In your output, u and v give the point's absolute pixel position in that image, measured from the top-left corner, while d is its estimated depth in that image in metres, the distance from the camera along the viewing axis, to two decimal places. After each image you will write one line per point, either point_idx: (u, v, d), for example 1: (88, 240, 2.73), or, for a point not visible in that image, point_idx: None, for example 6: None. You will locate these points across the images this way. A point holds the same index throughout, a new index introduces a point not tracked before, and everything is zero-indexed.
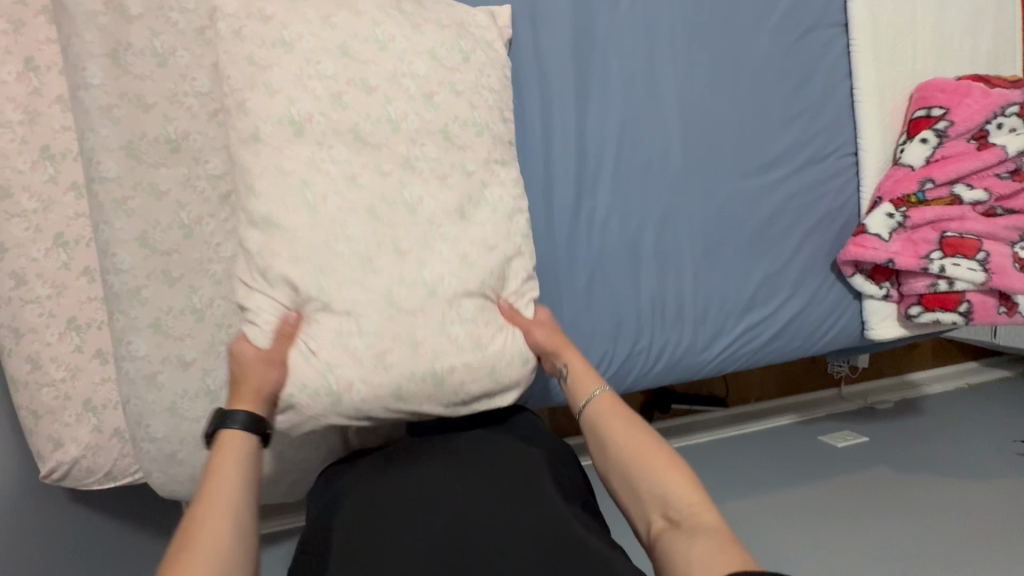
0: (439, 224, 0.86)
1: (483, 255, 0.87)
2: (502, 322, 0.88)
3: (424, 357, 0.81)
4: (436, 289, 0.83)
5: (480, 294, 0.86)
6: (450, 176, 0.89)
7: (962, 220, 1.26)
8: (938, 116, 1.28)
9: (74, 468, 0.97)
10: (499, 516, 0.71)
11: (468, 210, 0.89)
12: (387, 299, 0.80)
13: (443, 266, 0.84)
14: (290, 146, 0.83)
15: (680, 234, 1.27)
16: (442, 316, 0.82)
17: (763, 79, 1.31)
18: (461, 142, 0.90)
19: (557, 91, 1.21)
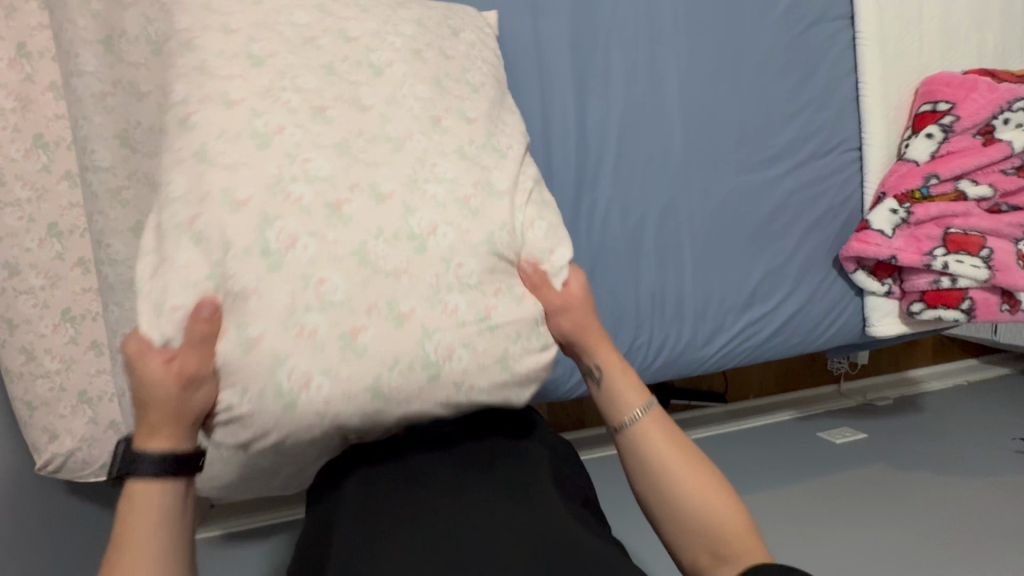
0: (431, 164, 0.71)
1: (484, 202, 0.72)
2: (517, 292, 0.71)
3: (415, 331, 0.64)
4: (425, 244, 0.67)
5: (489, 252, 0.69)
6: (443, 120, 0.75)
7: (966, 217, 1.25)
8: (944, 111, 1.26)
9: (69, 460, 0.96)
10: (500, 518, 0.66)
11: (469, 152, 0.75)
12: (361, 259, 0.64)
13: (435, 215, 0.68)
14: (244, 76, 0.69)
15: (681, 229, 1.26)
16: (435, 277, 0.66)
17: (766, 72, 1.30)
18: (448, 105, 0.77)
19: (558, 83, 1.19)
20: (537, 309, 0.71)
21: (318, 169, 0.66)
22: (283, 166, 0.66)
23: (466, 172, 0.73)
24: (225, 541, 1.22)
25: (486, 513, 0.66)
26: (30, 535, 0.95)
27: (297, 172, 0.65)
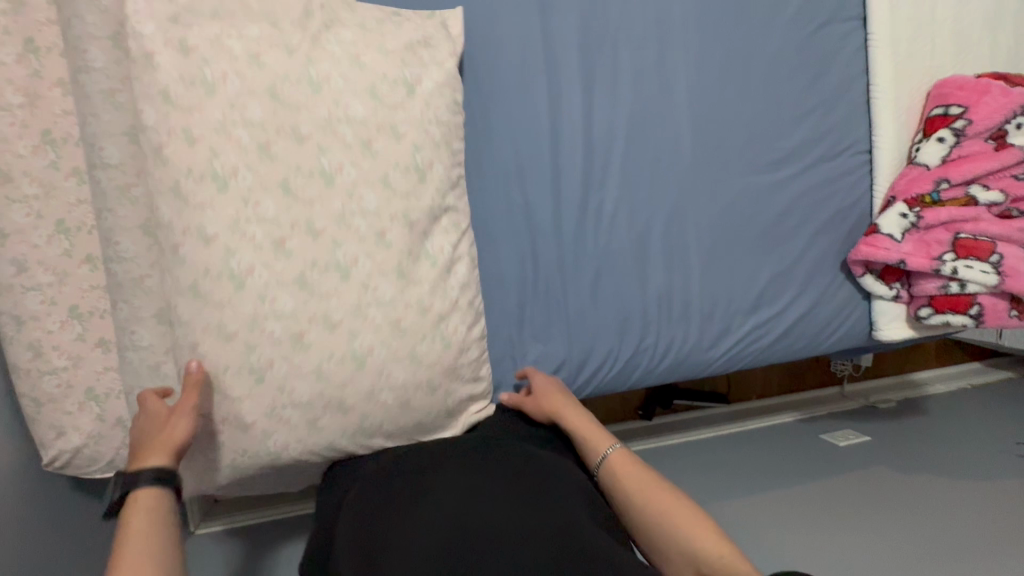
0: (373, 287, 0.88)
1: (414, 321, 0.90)
2: (434, 384, 0.93)
3: (354, 415, 0.89)
4: (365, 360, 0.88)
5: (412, 360, 0.90)
6: (388, 232, 0.90)
7: (976, 221, 1.24)
8: (956, 115, 1.25)
9: (77, 455, 0.97)
10: (516, 521, 0.76)
11: (408, 270, 0.91)
12: (318, 373, 0.86)
13: (373, 336, 0.88)
14: (212, 202, 0.83)
15: (688, 231, 1.25)
16: (371, 383, 0.88)
17: (777, 72, 1.28)
18: (393, 211, 0.90)
19: (566, 83, 1.18)
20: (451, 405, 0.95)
21: (284, 305, 0.85)
22: (258, 305, 0.84)
23: (400, 291, 0.90)
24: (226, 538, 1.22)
25: (504, 518, 0.77)
26: (36, 529, 0.96)
27: (266, 307, 0.84)
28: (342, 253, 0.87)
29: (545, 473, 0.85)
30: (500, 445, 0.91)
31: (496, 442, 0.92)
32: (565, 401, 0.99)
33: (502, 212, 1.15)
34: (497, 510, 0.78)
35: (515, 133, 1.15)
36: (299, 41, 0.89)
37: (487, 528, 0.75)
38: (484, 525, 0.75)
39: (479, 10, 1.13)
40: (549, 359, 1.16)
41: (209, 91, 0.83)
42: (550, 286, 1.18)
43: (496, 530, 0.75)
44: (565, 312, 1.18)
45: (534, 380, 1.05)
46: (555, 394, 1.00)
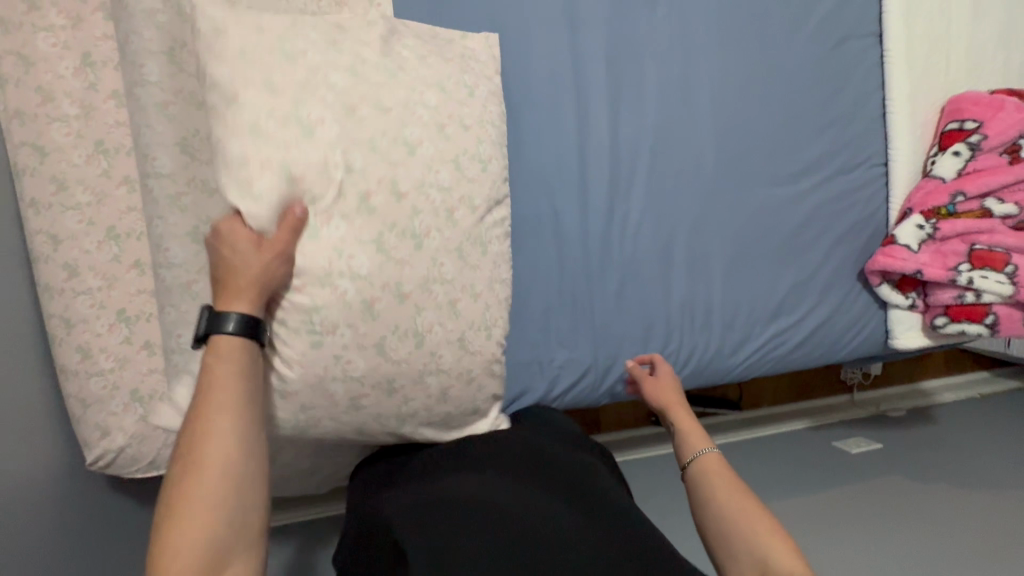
0: (439, 263, 0.90)
1: (468, 305, 0.94)
2: (472, 375, 0.95)
3: (397, 401, 0.90)
4: (424, 338, 0.89)
5: (461, 346, 0.93)
6: (456, 212, 0.93)
7: (991, 233, 1.27)
8: (972, 129, 1.29)
9: (120, 456, 0.99)
10: (575, 525, 0.79)
11: (467, 251, 0.94)
12: (379, 347, 0.86)
13: (435, 316, 0.90)
14: (297, 146, 0.83)
15: (710, 240, 1.28)
16: (423, 365, 0.90)
17: (797, 87, 1.32)
18: (461, 194, 0.93)
19: (593, 97, 1.22)
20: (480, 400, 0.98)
21: (360, 265, 0.84)
22: (332, 259, 0.83)
23: (460, 271, 0.93)
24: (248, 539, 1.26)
25: (564, 521, 0.80)
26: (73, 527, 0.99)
27: (342, 265, 0.83)
28: (421, 220, 0.89)
29: (589, 485, 0.88)
30: (529, 447, 0.94)
31: (529, 441, 0.95)
32: (680, 397, 1.08)
33: (530, 221, 1.18)
34: (555, 514, 0.81)
35: (544, 144, 1.19)
36: (370, 40, 0.92)
37: (552, 530, 0.78)
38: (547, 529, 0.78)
39: (510, 26, 1.17)
40: (575, 364, 1.19)
41: (290, 59, 0.85)
42: (577, 294, 1.20)
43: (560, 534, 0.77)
44: (590, 319, 1.21)
45: (658, 368, 1.16)
46: (676, 389, 1.10)
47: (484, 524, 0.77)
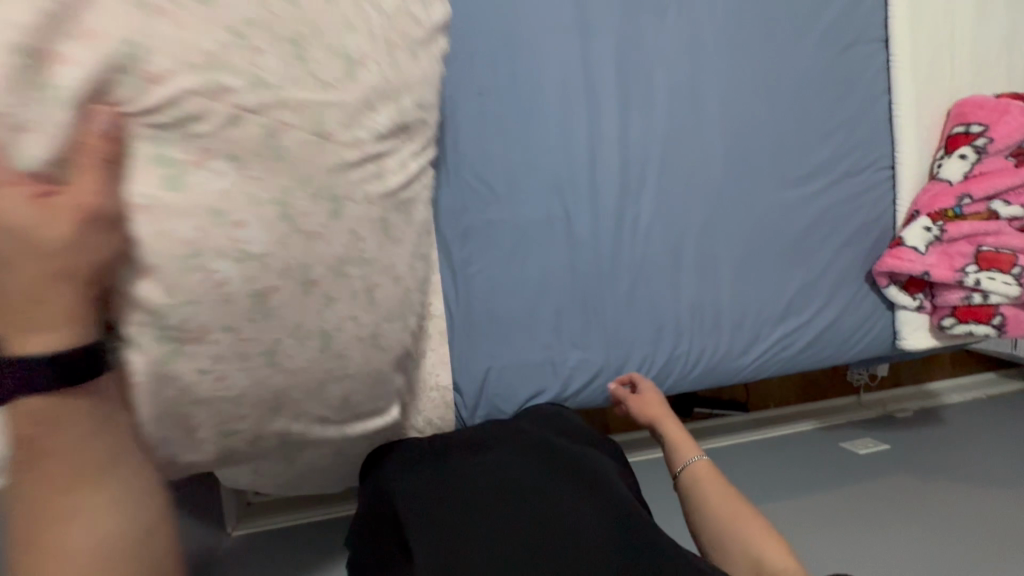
0: (360, 237, 0.74)
1: (386, 292, 0.80)
2: (379, 377, 0.83)
3: (287, 419, 0.77)
4: (331, 338, 0.73)
5: (371, 343, 0.79)
6: (387, 167, 0.80)
7: (998, 235, 1.29)
8: (978, 133, 1.31)
9: None
10: (587, 521, 0.76)
11: (390, 222, 0.81)
12: (270, 358, 0.68)
13: (349, 308, 0.74)
14: (179, 22, 0.58)
15: (719, 242, 1.30)
16: (325, 372, 0.75)
17: (804, 91, 1.34)
18: (385, 148, 0.79)
19: (603, 102, 1.24)
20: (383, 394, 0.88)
21: (250, 239, 0.62)
22: (205, 229, 0.60)
23: (381, 249, 0.78)
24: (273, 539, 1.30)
25: (575, 516, 0.77)
26: None
27: (221, 234, 0.61)
28: (342, 178, 0.71)
29: (598, 486, 0.82)
30: (537, 445, 0.92)
31: (536, 439, 0.94)
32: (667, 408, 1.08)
33: (541, 224, 1.20)
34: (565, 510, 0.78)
35: (554, 148, 1.21)
36: None
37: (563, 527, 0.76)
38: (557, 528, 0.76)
39: (521, 33, 1.19)
40: (586, 365, 1.21)
41: None
42: (588, 295, 1.23)
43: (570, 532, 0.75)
44: (602, 320, 1.23)
45: (639, 383, 1.16)
46: (661, 400, 1.10)
47: (491, 524, 0.77)
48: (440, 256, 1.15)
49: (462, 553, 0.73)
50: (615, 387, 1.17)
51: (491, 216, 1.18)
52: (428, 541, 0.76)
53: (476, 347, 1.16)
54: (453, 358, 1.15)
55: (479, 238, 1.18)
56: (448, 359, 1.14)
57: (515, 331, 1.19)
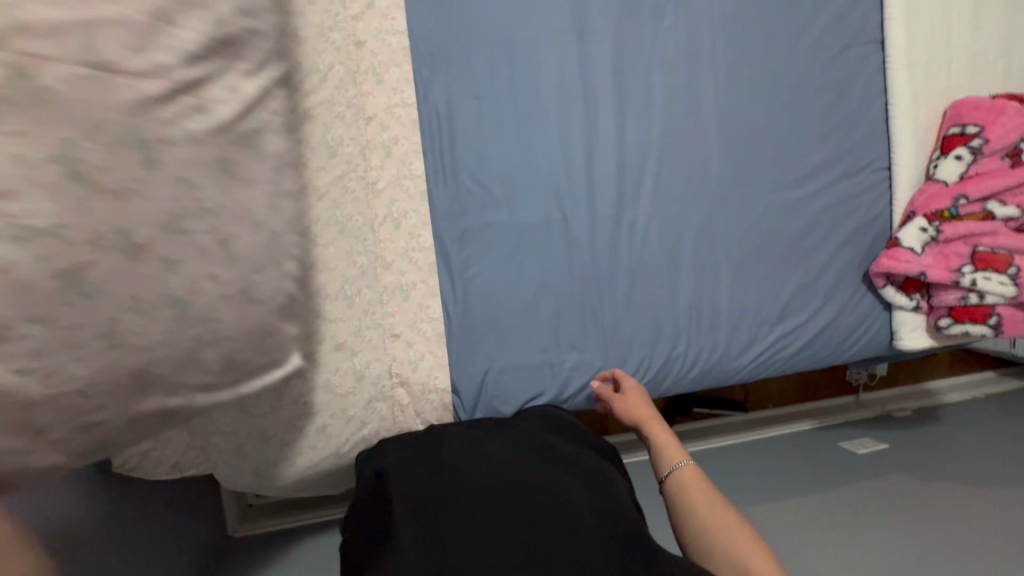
0: (191, 182, 0.54)
1: (246, 238, 0.59)
2: (269, 330, 0.63)
3: (159, 398, 0.56)
4: (188, 306, 0.55)
5: (244, 301, 0.59)
6: (211, 94, 0.55)
7: (994, 235, 1.29)
8: (974, 133, 1.31)
9: (143, 460, 1.02)
10: (574, 497, 0.77)
11: (235, 159, 0.57)
12: (110, 340, 0.50)
13: (200, 266, 0.55)
14: None
15: (716, 244, 1.31)
16: (190, 341, 0.56)
17: (800, 93, 1.35)
18: (203, 72, 0.54)
19: (599, 104, 1.25)
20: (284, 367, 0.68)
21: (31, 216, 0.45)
22: None
23: (228, 186, 0.57)
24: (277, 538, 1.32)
25: (565, 491, 0.78)
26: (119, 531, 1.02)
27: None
28: (149, 118, 0.51)
29: (597, 485, 0.81)
30: (535, 436, 0.95)
31: (538, 432, 0.97)
32: (652, 410, 0.98)
33: (539, 226, 1.21)
34: (555, 484, 0.80)
35: (551, 150, 1.22)
36: None
37: (551, 500, 0.76)
38: (543, 500, 0.76)
39: (517, 36, 1.20)
40: (585, 367, 1.22)
41: None
42: (586, 297, 1.23)
43: (556, 504, 0.75)
44: (600, 323, 1.24)
45: (623, 383, 1.08)
46: (646, 402, 1.01)
47: (478, 493, 0.78)
48: (438, 259, 1.17)
49: (443, 517, 0.74)
50: (600, 388, 1.10)
51: (489, 218, 1.19)
52: (409, 508, 0.76)
53: (475, 349, 1.17)
54: (452, 359, 1.16)
55: (478, 241, 1.18)
56: (446, 361, 1.16)
57: (514, 334, 1.19)
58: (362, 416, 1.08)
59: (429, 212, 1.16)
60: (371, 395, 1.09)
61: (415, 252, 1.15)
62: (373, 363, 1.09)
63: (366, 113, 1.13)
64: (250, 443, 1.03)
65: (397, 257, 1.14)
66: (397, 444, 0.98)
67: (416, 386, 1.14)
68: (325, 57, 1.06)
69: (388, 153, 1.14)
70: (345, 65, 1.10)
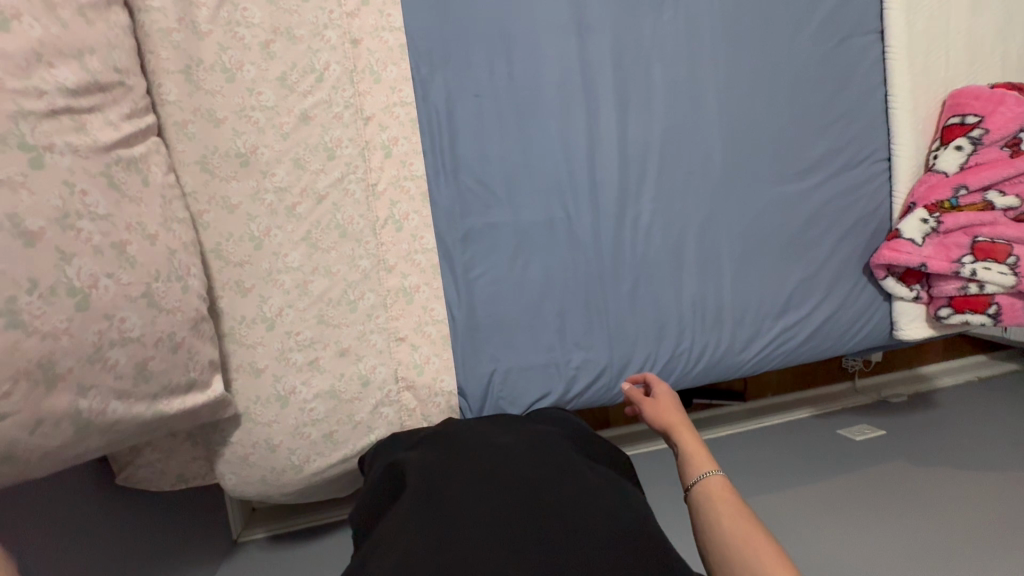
0: (79, 190, 0.76)
1: (141, 249, 0.84)
2: (177, 339, 0.88)
3: (68, 395, 0.72)
4: (86, 297, 0.74)
5: (147, 303, 0.83)
6: (89, 123, 0.80)
7: (993, 225, 1.30)
8: (973, 124, 1.32)
9: (150, 472, 1.06)
10: (588, 505, 0.73)
11: (115, 174, 0.83)
12: (10, 319, 0.65)
13: (96, 264, 0.76)
14: None
15: (719, 238, 1.30)
16: (98, 333, 0.75)
17: (802, 83, 1.34)
18: (91, 103, 0.81)
19: (600, 100, 1.23)
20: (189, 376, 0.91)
21: None
22: None
23: (116, 207, 0.81)
24: (282, 542, 1.33)
25: (578, 497, 0.75)
26: (142, 533, 1.05)
27: None
28: (29, 126, 0.71)
29: (609, 486, 0.80)
30: (549, 439, 0.92)
31: (551, 434, 0.95)
32: (685, 419, 0.96)
33: (542, 225, 1.20)
34: (571, 488, 0.77)
35: (552, 148, 1.20)
36: None
37: (567, 502, 0.73)
38: (559, 502, 0.73)
39: (516, 30, 1.17)
40: (591, 365, 1.22)
41: None
42: (590, 295, 1.22)
43: (573, 506, 0.73)
44: (604, 320, 1.23)
45: (654, 387, 1.08)
46: (677, 407, 1.00)
47: (492, 491, 0.75)
48: (442, 260, 1.15)
49: (455, 515, 0.71)
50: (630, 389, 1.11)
51: (493, 218, 1.17)
52: (418, 508, 0.73)
53: (480, 350, 1.16)
54: (458, 361, 1.15)
55: (482, 241, 1.17)
56: (452, 363, 1.14)
57: (520, 334, 1.18)
58: (368, 420, 1.08)
59: (431, 213, 1.15)
60: (378, 399, 1.09)
61: (418, 254, 1.13)
62: (379, 368, 1.09)
63: (364, 112, 1.10)
64: (256, 451, 1.03)
65: (400, 260, 1.12)
66: (407, 444, 0.97)
67: (423, 389, 1.12)
68: (321, 57, 1.06)
69: (388, 154, 1.12)
70: (342, 64, 1.07)
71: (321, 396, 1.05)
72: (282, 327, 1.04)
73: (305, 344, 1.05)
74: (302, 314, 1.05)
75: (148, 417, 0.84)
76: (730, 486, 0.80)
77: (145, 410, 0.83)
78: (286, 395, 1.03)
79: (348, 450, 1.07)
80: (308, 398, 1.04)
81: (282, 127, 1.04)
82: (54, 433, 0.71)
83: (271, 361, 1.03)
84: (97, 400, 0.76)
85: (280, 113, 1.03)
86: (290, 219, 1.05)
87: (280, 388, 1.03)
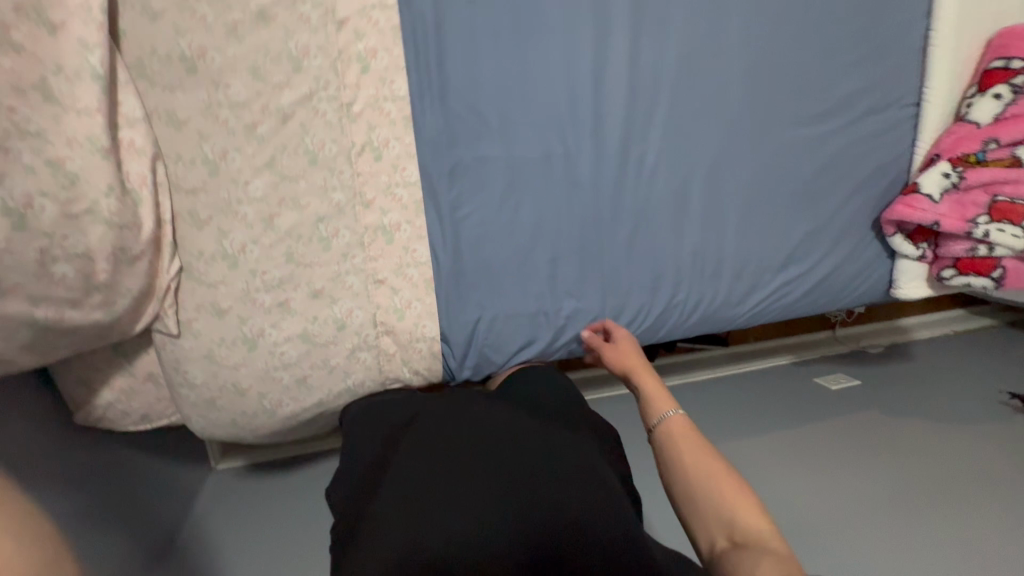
0: (7, 108, 0.68)
1: (84, 165, 0.77)
2: (132, 254, 0.84)
3: (22, 303, 0.71)
4: (24, 218, 0.70)
5: (94, 221, 0.78)
6: (14, 32, 0.68)
7: (1016, 184, 1.22)
8: (1017, 69, 1.21)
9: (110, 411, 0.99)
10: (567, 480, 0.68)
11: (52, 86, 0.73)
12: None
13: (29, 184, 0.71)
14: None
15: (728, 184, 1.21)
16: (40, 251, 0.72)
17: (835, 11, 1.19)
18: (16, 4, 0.68)
19: (612, 17, 1.08)
20: (143, 283, 0.87)
21: None
22: None
23: (52, 120, 0.73)
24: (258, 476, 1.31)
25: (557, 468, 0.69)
26: (126, 466, 1.06)
27: None
28: None
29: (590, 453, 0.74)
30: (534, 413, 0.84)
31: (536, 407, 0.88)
32: (659, 382, 0.85)
33: (537, 160, 1.08)
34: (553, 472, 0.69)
35: (554, 71, 1.06)
36: None
37: (545, 496, 0.66)
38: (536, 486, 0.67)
39: None
40: (581, 315, 1.15)
41: None
42: (586, 241, 1.14)
43: (551, 492, 0.66)
44: (598, 267, 1.15)
45: (616, 333, 1.01)
46: (635, 350, 0.95)
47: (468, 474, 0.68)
48: (425, 196, 1.04)
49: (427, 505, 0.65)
50: (591, 338, 1.03)
51: (483, 150, 1.05)
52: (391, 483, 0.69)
53: (466, 296, 1.08)
54: (442, 307, 1.07)
55: (470, 176, 1.05)
56: (435, 309, 1.06)
57: (508, 280, 1.10)
58: (344, 365, 1.02)
59: (414, 140, 1.01)
60: (355, 344, 1.02)
61: (399, 188, 1.01)
62: (355, 312, 1.01)
63: (336, 14, 0.93)
64: (223, 395, 0.96)
65: (379, 194, 1.00)
66: (384, 405, 0.91)
67: (403, 335, 1.04)
68: None
69: (365, 68, 0.96)
70: None
71: (292, 339, 0.98)
72: (246, 266, 0.94)
73: (273, 285, 0.96)
74: (267, 251, 0.94)
75: (104, 321, 0.83)
76: (691, 424, 0.77)
77: (102, 315, 0.82)
78: (253, 338, 0.95)
79: (323, 395, 1.01)
80: (278, 341, 0.97)
81: (234, 27, 0.87)
82: (14, 335, 0.71)
83: (234, 302, 0.94)
84: (52, 309, 0.75)
85: (232, 9, 0.86)
86: (251, 141, 0.91)
87: (247, 331, 0.95)
